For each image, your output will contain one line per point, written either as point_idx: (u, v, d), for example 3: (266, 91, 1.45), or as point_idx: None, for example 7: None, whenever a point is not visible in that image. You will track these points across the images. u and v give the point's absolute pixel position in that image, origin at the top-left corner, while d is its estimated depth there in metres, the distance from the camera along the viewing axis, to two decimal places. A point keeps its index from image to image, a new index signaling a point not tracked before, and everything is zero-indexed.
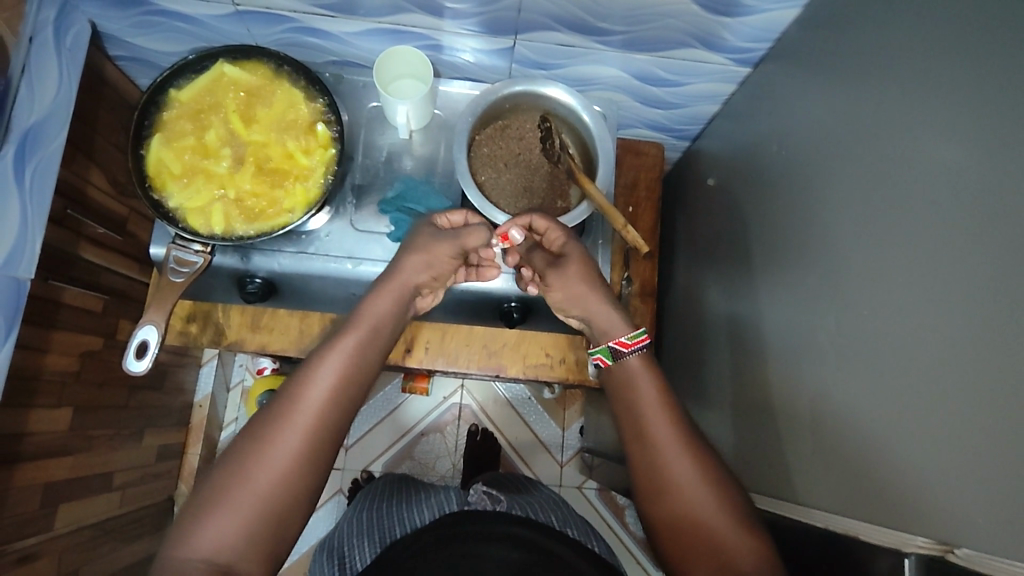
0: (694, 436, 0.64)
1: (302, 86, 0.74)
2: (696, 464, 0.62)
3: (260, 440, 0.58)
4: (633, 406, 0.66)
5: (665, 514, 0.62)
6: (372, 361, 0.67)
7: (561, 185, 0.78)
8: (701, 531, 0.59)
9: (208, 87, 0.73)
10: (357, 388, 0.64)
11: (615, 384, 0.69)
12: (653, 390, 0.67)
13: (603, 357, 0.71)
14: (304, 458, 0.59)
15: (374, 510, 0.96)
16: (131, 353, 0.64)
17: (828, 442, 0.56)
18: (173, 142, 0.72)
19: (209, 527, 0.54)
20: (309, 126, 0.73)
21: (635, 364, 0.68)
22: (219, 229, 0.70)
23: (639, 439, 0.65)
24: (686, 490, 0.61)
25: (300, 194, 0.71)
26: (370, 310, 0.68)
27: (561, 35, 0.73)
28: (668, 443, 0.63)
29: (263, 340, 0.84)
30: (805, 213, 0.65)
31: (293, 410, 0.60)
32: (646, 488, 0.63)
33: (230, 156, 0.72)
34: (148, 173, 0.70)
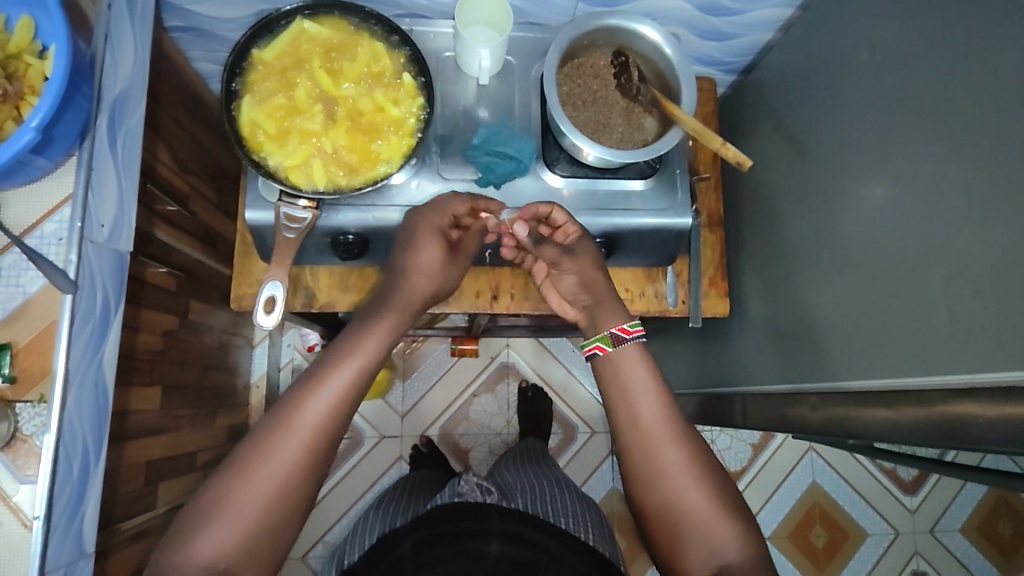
0: (685, 429, 0.72)
1: (382, 38, 0.74)
2: (686, 455, 0.71)
3: (262, 453, 0.63)
4: (626, 395, 0.74)
5: (656, 501, 0.70)
6: (363, 389, 0.70)
7: (638, 118, 0.80)
8: (690, 518, 0.68)
9: (290, 45, 0.73)
10: (358, 399, 0.69)
11: (615, 368, 0.76)
12: (648, 382, 0.74)
13: (602, 344, 0.77)
14: (303, 464, 0.64)
15: (388, 513, 1.07)
16: (260, 306, 0.67)
17: (947, 326, 0.60)
18: (263, 102, 0.71)
19: (207, 537, 0.60)
20: (394, 77, 0.74)
21: (629, 352, 0.76)
22: (322, 184, 0.71)
23: (633, 432, 0.72)
24: (676, 478, 0.69)
25: (395, 144, 0.72)
26: (384, 321, 0.73)
27: None
28: (662, 436, 0.71)
29: (354, 299, 0.85)
30: (892, 118, 0.68)
31: (294, 420, 0.65)
32: (633, 469, 0.72)
33: (321, 112, 0.73)
34: (244, 134, 0.70)
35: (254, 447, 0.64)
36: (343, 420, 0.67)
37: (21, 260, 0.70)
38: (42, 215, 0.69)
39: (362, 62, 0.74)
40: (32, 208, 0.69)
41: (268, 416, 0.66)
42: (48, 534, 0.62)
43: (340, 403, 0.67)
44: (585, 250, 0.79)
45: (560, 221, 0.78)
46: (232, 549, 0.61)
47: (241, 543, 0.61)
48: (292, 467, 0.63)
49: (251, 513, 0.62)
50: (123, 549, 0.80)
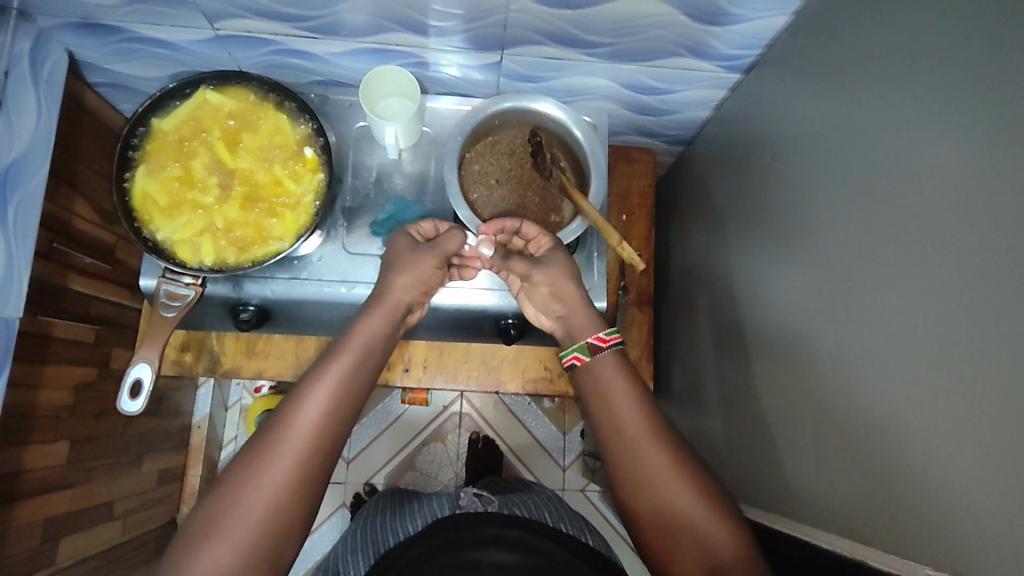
0: (669, 429, 0.65)
1: (287, 110, 0.73)
2: (672, 456, 0.63)
3: (254, 467, 0.58)
4: (610, 407, 0.67)
5: (644, 505, 0.63)
6: (358, 396, 0.65)
7: (554, 199, 0.77)
8: (685, 523, 0.61)
9: (190, 116, 0.72)
10: (349, 403, 0.64)
11: (594, 382, 0.69)
12: (626, 386, 0.67)
13: (579, 355, 0.70)
14: (299, 481, 0.59)
15: (375, 527, 0.97)
16: (126, 393, 0.68)
17: (840, 449, 0.56)
18: (158, 173, 0.70)
19: (204, 559, 0.54)
20: (297, 151, 0.72)
21: (605, 362, 0.69)
22: (210, 259, 0.69)
23: (621, 446, 0.65)
24: (663, 480, 0.62)
25: (289, 221, 0.71)
26: (366, 326, 0.68)
27: (548, 49, 0.73)
28: (650, 445, 0.64)
29: (259, 366, 0.84)
30: (804, 220, 0.64)
31: (281, 433, 0.60)
32: (620, 480, 0.64)
33: (217, 184, 0.71)
34: (134, 206, 0.69)
35: (245, 465, 0.58)
36: (336, 434, 0.62)
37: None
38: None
39: (265, 135, 0.72)
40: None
41: (263, 428, 0.61)
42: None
43: (332, 411, 0.62)
44: (557, 260, 0.71)
45: (531, 234, 0.72)
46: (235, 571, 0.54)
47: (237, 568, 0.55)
48: (289, 478, 0.58)
49: (248, 530, 0.56)
50: None
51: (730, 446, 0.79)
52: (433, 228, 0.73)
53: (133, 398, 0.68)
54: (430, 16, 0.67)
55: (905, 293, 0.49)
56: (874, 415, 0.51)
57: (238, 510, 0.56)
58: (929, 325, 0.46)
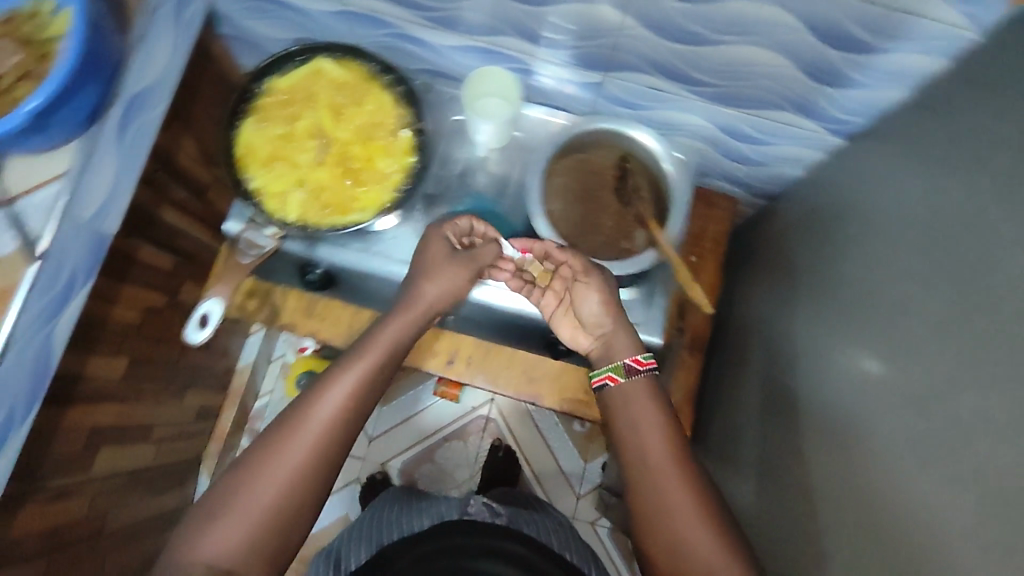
0: (694, 462, 0.67)
1: (393, 91, 0.75)
2: (692, 491, 0.65)
3: (269, 450, 0.61)
4: (636, 441, 0.68)
5: (659, 536, 0.65)
6: (376, 394, 0.67)
7: (628, 226, 0.78)
8: (699, 559, 0.62)
9: (302, 79, 0.75)
10: (371, 395, 0.66)
11: (624, 412, 0.70)
12: (654, 417, 0.68)
13: (613, 374, 0.71)
14: (312, 468, 0.61)
15: (381, 516, 0.99)
16: (194, 323, 0.73)
17: (869, 540, 0.55)
18: (264, 127, 0.75)
19: (217, 532, 0.58)
20: (393, 131, 0.75)
21: (636, 388, 0.70)
22: (293, 217, 0.73)
23: (645, 475, 0.66)
24: (684, 513, 0.64)
25: (373, 196, 0.74)
26: (388, 330, 0.69)
27: (651, 78, 0.73)
28: (674, 479, 0.65)
29: (314, 328, 0.86)
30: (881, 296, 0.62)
31: (301, 423, 0.62)
32: (642, 514, 0.66)
33: (315, 148, 0.75)
34: (237, 154, 0.74)
35: (265, 446, 0.62)
36: (354, 427, 0.65)
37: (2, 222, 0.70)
38: (28, 190, 0.71)
39: (367, 111, 0.75)
40: (26, 180, 0.71)
41: (274, 422, 0.64)
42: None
43: (352, 403, 0.64)
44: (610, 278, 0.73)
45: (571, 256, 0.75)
46: (243, 546, 0.58)
47: (246, 541, 0.58)
48: (303, 462, 0.61)
49: (258, 513, 0.59)
50: (46, 504, 0.82)
51: (766, 511, 0.77)
52: (468, 226, 0.75)
53: (200, 330, 0.73)
54: (543, 27, 0.69)
55: (967, 391, 0.46)
56: (919, 513, 0.49)
57: (250, 492, 0.60)
58: (996, 435, 0.42)
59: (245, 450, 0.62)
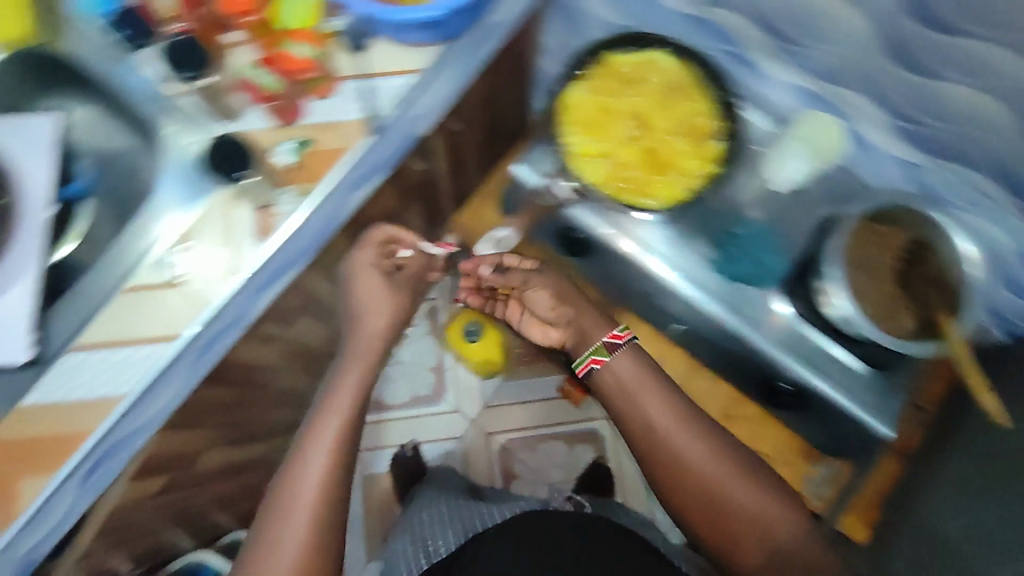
0: (685, 410, 0.76)
1: (718, 98, 0.76)
2: (712, 458, 0.73)
3: (288, 482, 0.71)
4: (660, 429, 0.75)
5: (692, 503, 0.72)
6: (364, 388, 0.79)
7: (905, 311, 0.76)
8: (753, 529, 0.70)
9: (641, 62, 0.77)
10: (365, 408, 0.78)
11: (613, 375, 0.80)
12: (667, 411, 0.76)
13: (598, 355, 0.81)
14: (334, 472, 0.72)
15: (452, 512, 0.87)
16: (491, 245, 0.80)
17: None
18: (593, 93, 0.77)
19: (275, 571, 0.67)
20: (708, 137, 0.76)
21: (622, 358, 0.80)
22: (594, 183, 0.76)
23: (672, 474, 0.73)
24: (714, 480, 0.72)
25: (673, 189, 0.76)
26: (380, 299, 0.85)
27: (981, 178, 0.72)
28: (683, 441, 0.74)
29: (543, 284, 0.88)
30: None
31: (305, 456, 0.72)
32: (672, 485, 0.73)
33: (633, 127, 0.77)
34: (563, 107, 0.77)
35: (276, 494, 0.71)
36: (353, 440, 0.75)
37: (356, 92, 0.71)
38: (385, 73, 0.72)
39: (691, 111, 0.76)
40: (384, 63, 0.73)
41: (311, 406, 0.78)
42: (231, 298, 0.66)
43: (361, 384, 0.79)
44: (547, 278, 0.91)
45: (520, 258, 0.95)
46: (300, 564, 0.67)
47: (302, 554, 0.68)
48: (319, 479, 0.71)
49: (306, 521, 0.69)
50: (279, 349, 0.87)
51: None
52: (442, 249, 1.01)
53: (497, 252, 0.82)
54: (897, 87, 0.69)
55: None
56: None
57: (285, 499, 0.70)
58: None
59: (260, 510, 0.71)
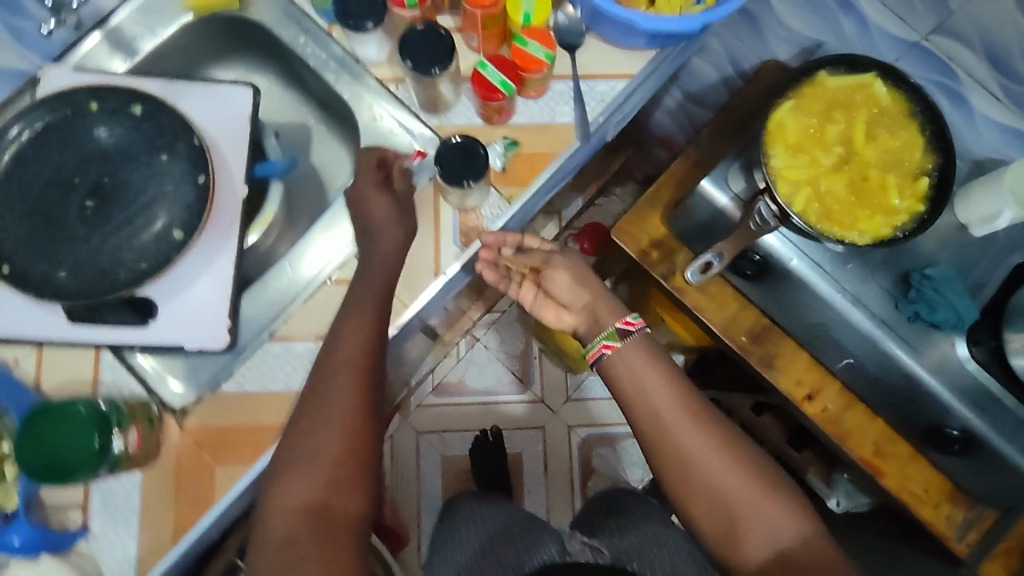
0: (695, 396, 0.62)
1: (929, 135, 0.74)
2: (685, 424, 0.61)
3: (289, 464, 0.56)
4: (642, 382, 0.62)
5: (685, 491, 0.59)
6: (359, 353, 0.58)
7: None
8: (724, 507, 0.58)
9: (853, 88, 0.75)
10: (377, 345, 0.59)
11: (621, 375, 0.63)
12: (664, 380, 0.62)
13: (608, 342, 0.63)
14: (338, 427, 0.56)
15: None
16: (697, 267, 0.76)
17: None
18: (800, 114, 0.75)
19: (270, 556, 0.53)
20: (913, 174, 0.74)
21: (636, 348, 0.63)
22: (800, 208, 0.73)
23: (665, 452, 0.60)
24: (703, 467, 0.59)
25: (875, 223, 0.73)
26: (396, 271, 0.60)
27: None
28: (688, 427, 0.60)
29: (701, 303, 0.85)
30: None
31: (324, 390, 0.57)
32: (676, 487, 0.60)
33: (838, 154, 0.75)
34: (769, 126, 0.74)
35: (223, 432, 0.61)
36: (351, 387, 0.57)
37: (567, 93, 0.68)
38: (594, 75, 0.68)
39: (899, 144, 0.75)
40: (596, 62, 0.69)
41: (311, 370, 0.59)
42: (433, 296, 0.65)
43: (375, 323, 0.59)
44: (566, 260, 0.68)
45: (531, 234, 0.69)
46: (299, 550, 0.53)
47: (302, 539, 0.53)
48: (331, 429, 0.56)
49: (303, 491, 0.54)
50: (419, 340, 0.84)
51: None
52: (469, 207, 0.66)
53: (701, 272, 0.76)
54: None
55: None
56: None
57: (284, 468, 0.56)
58: None
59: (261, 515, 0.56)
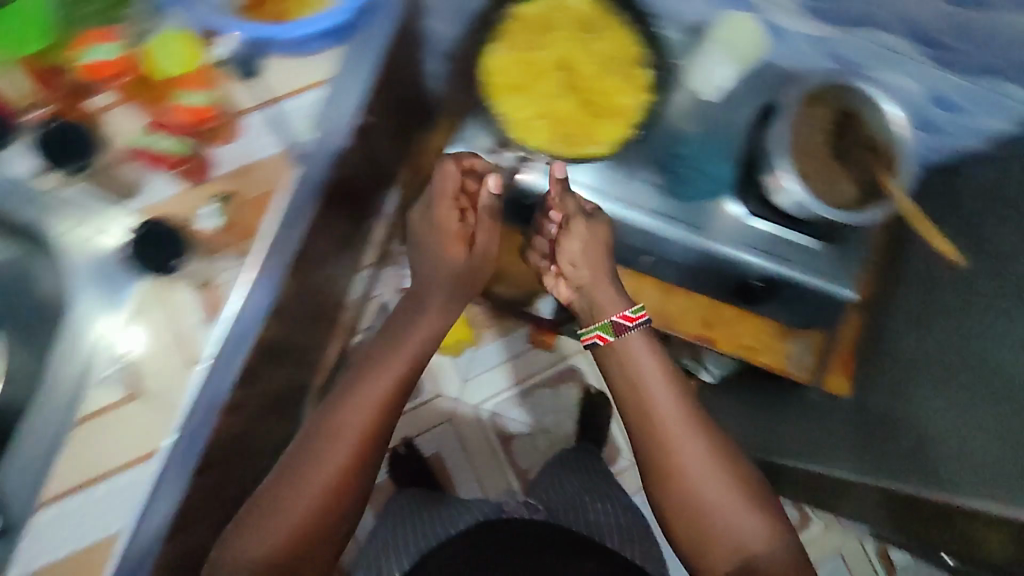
0: (697, 416, 0.71)
1: (634, 29, 0.75)
2: (696, 440, 0.69)
3: (279, 506, 0.62)
4: (640, 386, 0.71)
5: (674, 493, 0.69)
6: (344, 422, 0.65)
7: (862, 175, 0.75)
8: (696, 504, 0.68)
9: (549, 9, 0.74)
10: (385, 409, 0.67)
11: (626, 365, 0.72)
12: (657, 374, 0.71)
13: (601, 333, 0.73)
14: (342, 468, 0.64)
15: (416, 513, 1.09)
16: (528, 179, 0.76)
17: None
18: (509, 53, 0.73)
19: None
20: (635, 69, 0.75)
21: (635, 342, 0.73)
22: (538, 147, 0.74)
23: (660, 443, 0.69)
24: (698, 476, 0.68)
25: (612, 132, 0.75)
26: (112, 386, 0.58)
27: (892, 38, 0.74)
28: (680, 434, 0.69)
29: (506, 255, 0.85)
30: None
31: (332, 430, 0.65)
32: (660, 480, 0.70)
33: (558, 79, 0.75)
34: (483, 78, 0.73)
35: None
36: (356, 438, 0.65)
37: (262, 127, 0.64)
38: (289, 93, 0.65)
39: (610, 46, 0.74)
40: (283, 81, 0.65)
41: (308, 429, 0.66)
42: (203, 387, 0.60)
43: (381, 405, 0.67)
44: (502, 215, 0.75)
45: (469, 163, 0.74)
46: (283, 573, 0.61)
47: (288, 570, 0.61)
48: (324, 483, 0.63)
49: (287, 535, 0.61)
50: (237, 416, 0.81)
51: (828, 450, 0.82)
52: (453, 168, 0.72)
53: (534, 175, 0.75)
54: None
55: None
56: None
57: (249, 515, 0.63)
58: None
59: (225, 545, 0.62)
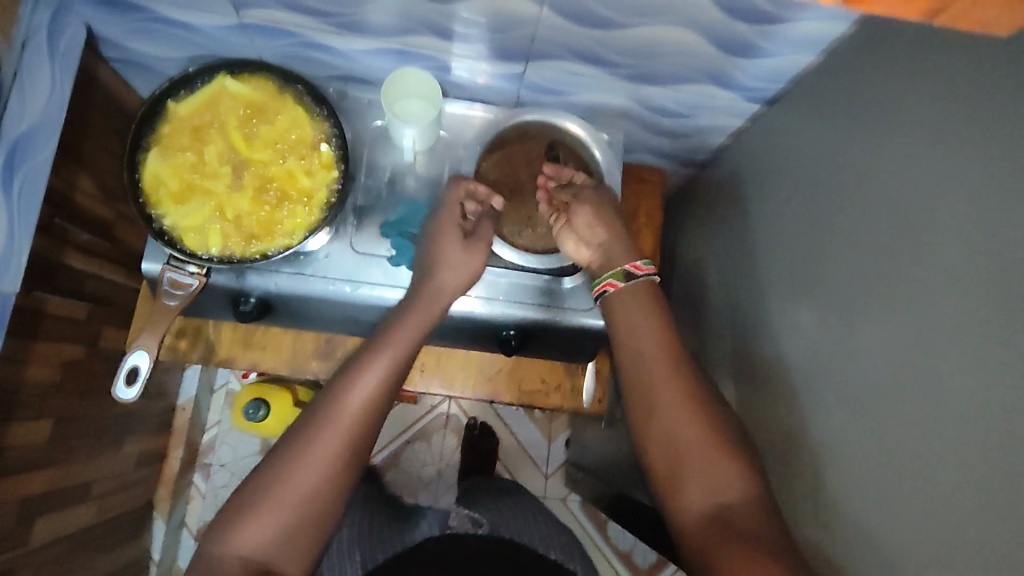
0: (689, 363, 0.61)
1: (305, 105, 0.71)
2: (679, 381, 0.59)
3: (276, 471, 0.56)
4: (626, 337, 0.63)
5: (652, 438, 0.59)
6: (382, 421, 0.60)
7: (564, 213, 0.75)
8: (689, 462, 0.56)
9: (205, 104, 0.70)
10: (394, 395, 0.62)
11: (619, 314, 0.64)
12: (653, 322, 0.63)
13: (613, 281, 0.66)
14: (345, 458, 0.58)
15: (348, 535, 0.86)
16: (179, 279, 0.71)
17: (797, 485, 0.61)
18: (170, 158, 0.69)
19: (251, 529, 0.54)
20: (313, 147, 0.71)
21: (631, 293, 0.65)
22: (218, 249, 0.69)
23: (638, 382, 0.60)
24: (671, 417, 0.58)
25: (298, 216, 0.70)
26: None
27: (573, 65, 0.71)
28: (664, 370, 0.60)
29: (255, 358, 0.86)
30: (829, 269, 0.61)
31: (332, 413, 0.58)
32: (641, 423, 0.60)
33: (231, 174, 0.70)
34: (144, 189, 0.68)
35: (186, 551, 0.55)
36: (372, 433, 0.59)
37: None
38: None
39: (280, 129, 0.71)
40: None
41: (312, 408, 0.59)
42: None
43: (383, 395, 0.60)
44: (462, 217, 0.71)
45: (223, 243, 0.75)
46: (279, 544, 0.55)
47: (280, 545, 0.55)
48: (329, 455, 0.57)
49: (297, 499, 0.55)
50: None
51: None
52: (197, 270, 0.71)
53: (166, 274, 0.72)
54: (456, 22, 0.65)
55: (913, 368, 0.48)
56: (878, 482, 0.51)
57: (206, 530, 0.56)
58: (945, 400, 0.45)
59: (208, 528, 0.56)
